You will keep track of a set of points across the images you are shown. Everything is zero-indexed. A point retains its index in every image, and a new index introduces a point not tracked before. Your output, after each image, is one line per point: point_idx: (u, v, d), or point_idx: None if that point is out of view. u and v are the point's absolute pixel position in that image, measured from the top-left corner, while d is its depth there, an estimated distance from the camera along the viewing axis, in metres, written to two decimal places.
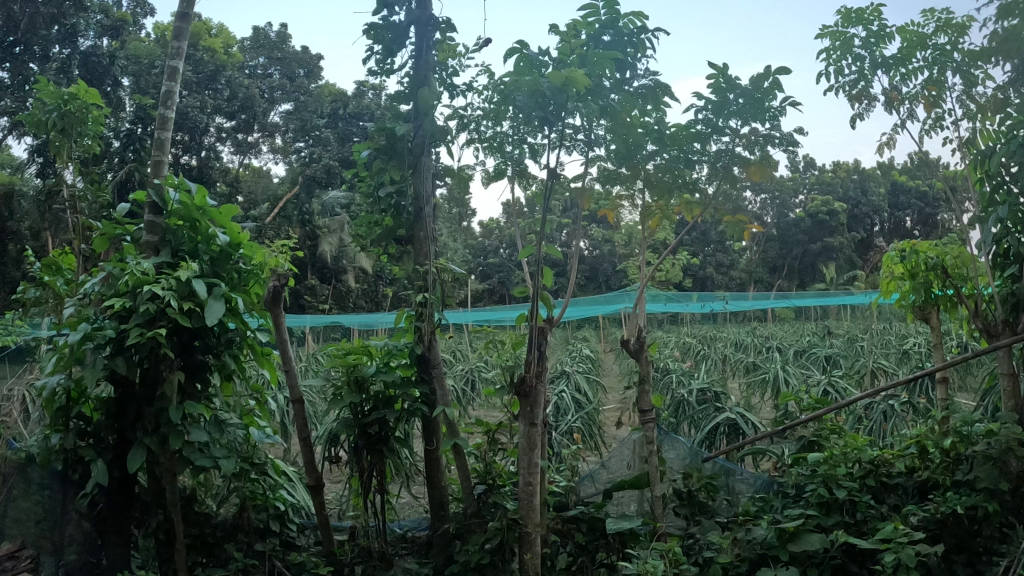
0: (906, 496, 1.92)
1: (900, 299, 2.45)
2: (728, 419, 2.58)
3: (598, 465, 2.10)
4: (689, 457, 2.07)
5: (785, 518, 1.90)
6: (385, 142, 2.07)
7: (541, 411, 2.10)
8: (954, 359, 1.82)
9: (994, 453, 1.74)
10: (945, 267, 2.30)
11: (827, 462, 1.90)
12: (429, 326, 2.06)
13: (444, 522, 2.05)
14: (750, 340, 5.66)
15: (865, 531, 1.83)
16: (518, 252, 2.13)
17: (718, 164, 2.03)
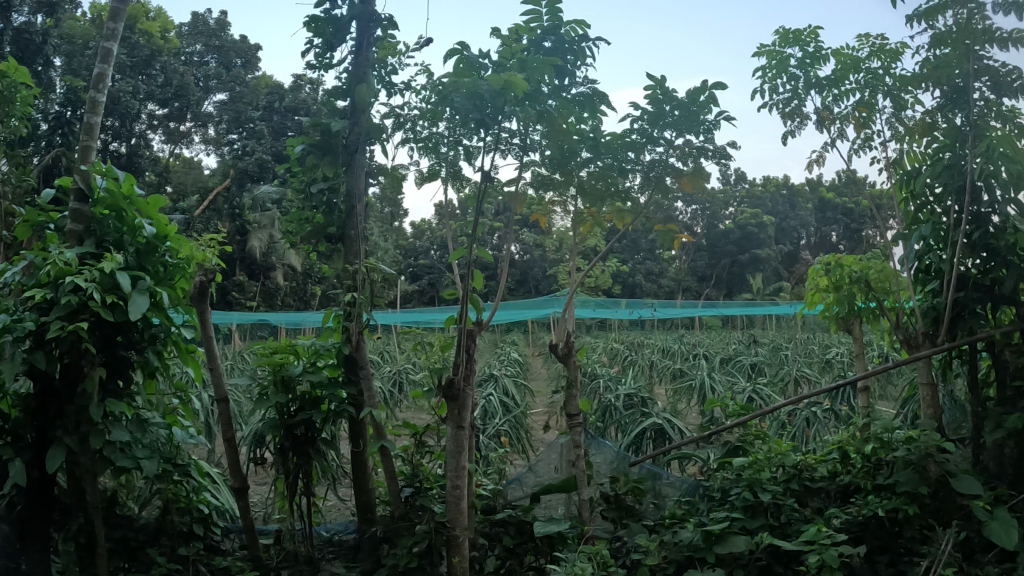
0: (827, 499, 2.00)
1: (824, 311, 2.60)
2: (655, 425, 2.60)
3: (525, 468, 2.12)
4: (616, 461, 2.10)
5: (711, 521, 1.95)
6: (320, 137, 2.04)
7: (469, 414, 2.08)
8: (876, 369, 1.90)
9: (913, 459, 1.83)
10: (869, 282, 2.43)
11: (752, 466, 1.97)
12: (357, 325, 2.02)
13: (371, 526, 2.02)
14: (677, 348, 5.82)
15: (789, 533, 1.90)
16: (449, 253, 2.12)
17: (652, 173, 2.07)
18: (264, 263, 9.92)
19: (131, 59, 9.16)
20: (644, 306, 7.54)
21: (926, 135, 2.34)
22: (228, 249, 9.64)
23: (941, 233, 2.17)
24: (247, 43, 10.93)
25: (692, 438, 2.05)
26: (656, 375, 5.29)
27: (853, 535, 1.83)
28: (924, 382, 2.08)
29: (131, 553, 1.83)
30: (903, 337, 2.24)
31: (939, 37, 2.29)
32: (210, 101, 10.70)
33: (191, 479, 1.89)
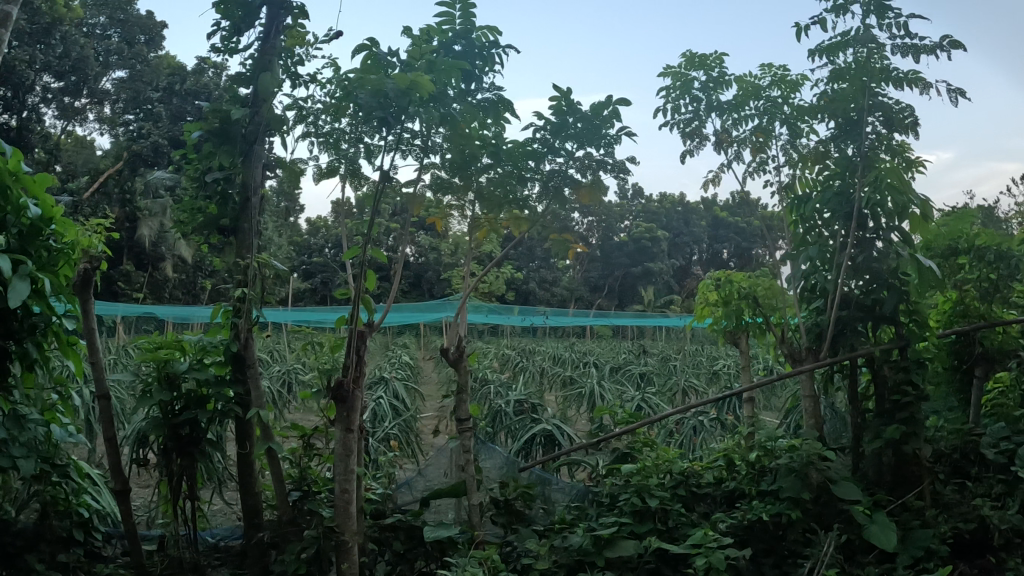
0: (714, 503, 2.10)
1: (713, 324, 2.88)
2: (544, 430, 2.71)
3: (416, 472, 2.11)
4: (505, 466, 2.13)
5: (600, 525, 2.00)
6: (218, 125, 1.94)
7: (358, 417, 2.04)
8: (760, 381, 2.01)
9: (795, 465, 1.94)
10: (757, 297, 2.69)
11: (640, 472, 2.04)
12: (246, 322, 1.92)
13: (256, 531, 1.97)
14: (569, 356, 5.95)
15: (676, 536, 1.98)
16: (344, 253, 2.07)
17: (550, 183, 2.11)
18: (154, 254, 9.83)
19: (30, 29, 8.85)
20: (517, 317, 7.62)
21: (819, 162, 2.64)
22: (118, 237, 9.50)
23: (825, 257, 2.53)
24: (154, 20, 10.35)
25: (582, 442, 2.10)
26: (544, 383, 5.34)
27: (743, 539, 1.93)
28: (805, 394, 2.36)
29: (7, 558, 1.82)
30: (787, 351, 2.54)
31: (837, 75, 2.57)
32: (109, 78, 9.99)
33: (70, 481, 1.90)
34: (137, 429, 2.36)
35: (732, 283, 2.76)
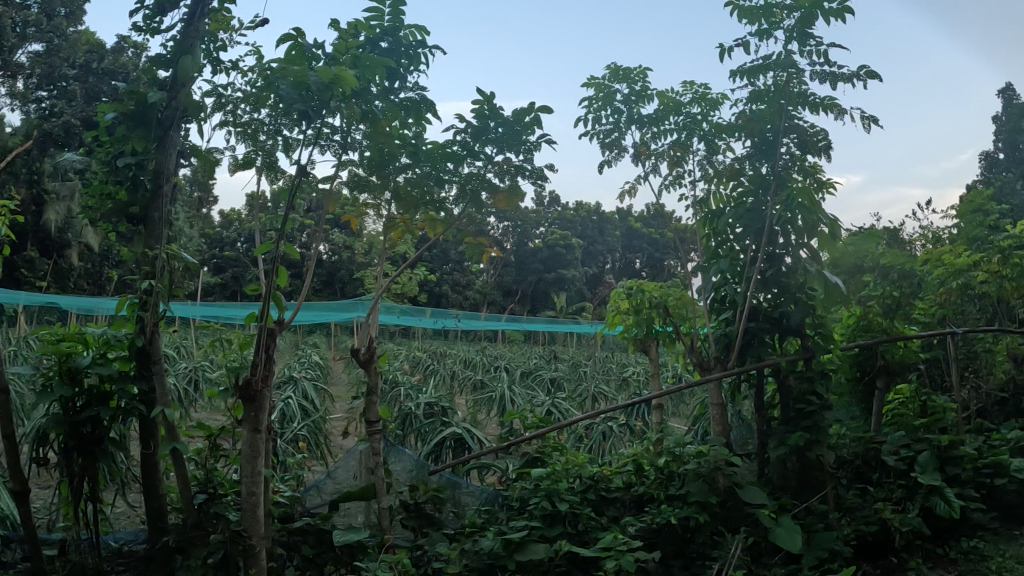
0: (624, 505, 2.57)
1: (622, 330, 3.67)
2: (454, 433, 3.13)
3: (324, 476, 2.39)
4: (413, 469, 2.34)
5: (509, 530, 2.11)
6: (133, 109, 2.19)
7: (266, 416, 1.99)
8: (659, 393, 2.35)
9: (702, 472, 2.40)
10: (668, 306, 3.50)
11: (547, 477, 2.25)
12: (154, 318, 2.10)
13: (162, 535, 2.21)
14: (477, 359, 6.40)
15: (584, 538, 2.19)
16: (255, 248, 2.00)
17: (468, 186, 2.11)
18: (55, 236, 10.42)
19: None
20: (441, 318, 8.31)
21: (734, 177, 3.28)
22: (23, 219, 10.50)
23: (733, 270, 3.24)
24: None
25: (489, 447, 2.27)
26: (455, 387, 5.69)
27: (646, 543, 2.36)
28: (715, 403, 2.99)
29: None
30: (698, 361, 3.25)
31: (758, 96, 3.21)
32: (22, 50, 9.75)
33: None
34: (33, 427, 2.45)
35: (644, 293, 3.56)
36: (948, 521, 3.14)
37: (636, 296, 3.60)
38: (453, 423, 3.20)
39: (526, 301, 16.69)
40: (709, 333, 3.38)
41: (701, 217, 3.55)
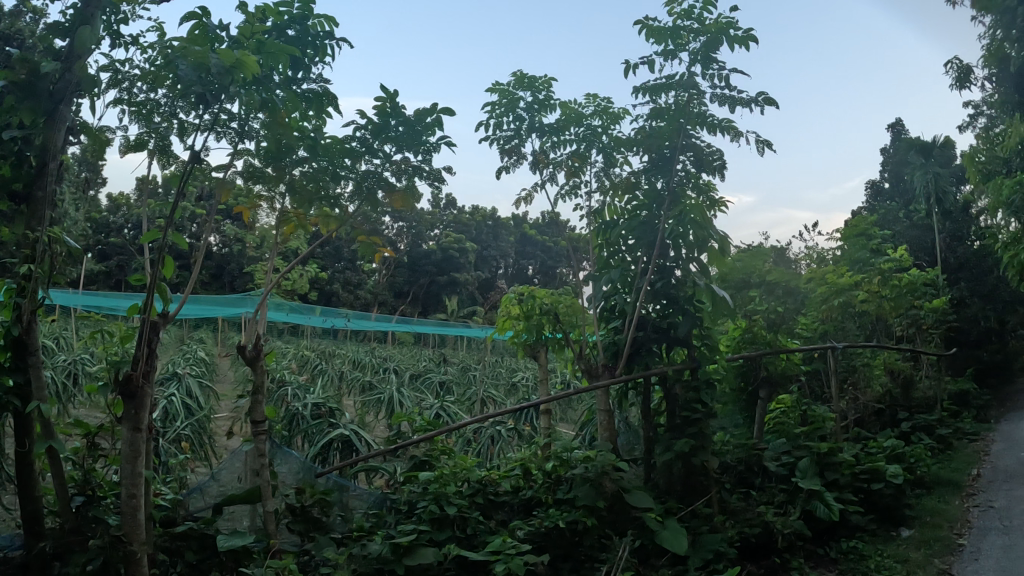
0: (517, 507, 3.52)
1: (514, 335, 4.69)
2: (340, 435, 3.97)
3: (212, 478, 2.98)
4: (298, 470, 3.03)
5: (394, 533, 2.80)
6: (24, 82, 2.58)
7: (145, 413, 2.22)
8: (549, 401, 3.16)
9: (592, 478, 3.39)
10: (559, 314, 4.50)
11: (435, 483, 3.08)
12: (32, 304, 2.50)
13: (38, 541, 2.68)
14: (365, 361, 7.83)
15: (467, 540, 3.03)
16: (138, 227, 1.91)
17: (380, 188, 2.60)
18: None
19: None
20: (336, 315, 9.69)
21: (634, 190, 4.38)
22: None
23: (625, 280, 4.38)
24: None
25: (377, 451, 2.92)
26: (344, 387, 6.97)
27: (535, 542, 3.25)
28: (606, 412, 4.12)
29: None
30: (593, 366, 4.24)
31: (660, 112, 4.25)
32: None
33: None
34: None
35: (534, 298, 4.52)
36: (828, 524, 4.33)
37: (528, 301, 4.54)
38: (339, 424, 4.08)
39: (417, 302, 18.81)
40: (597, 339, 4.42)
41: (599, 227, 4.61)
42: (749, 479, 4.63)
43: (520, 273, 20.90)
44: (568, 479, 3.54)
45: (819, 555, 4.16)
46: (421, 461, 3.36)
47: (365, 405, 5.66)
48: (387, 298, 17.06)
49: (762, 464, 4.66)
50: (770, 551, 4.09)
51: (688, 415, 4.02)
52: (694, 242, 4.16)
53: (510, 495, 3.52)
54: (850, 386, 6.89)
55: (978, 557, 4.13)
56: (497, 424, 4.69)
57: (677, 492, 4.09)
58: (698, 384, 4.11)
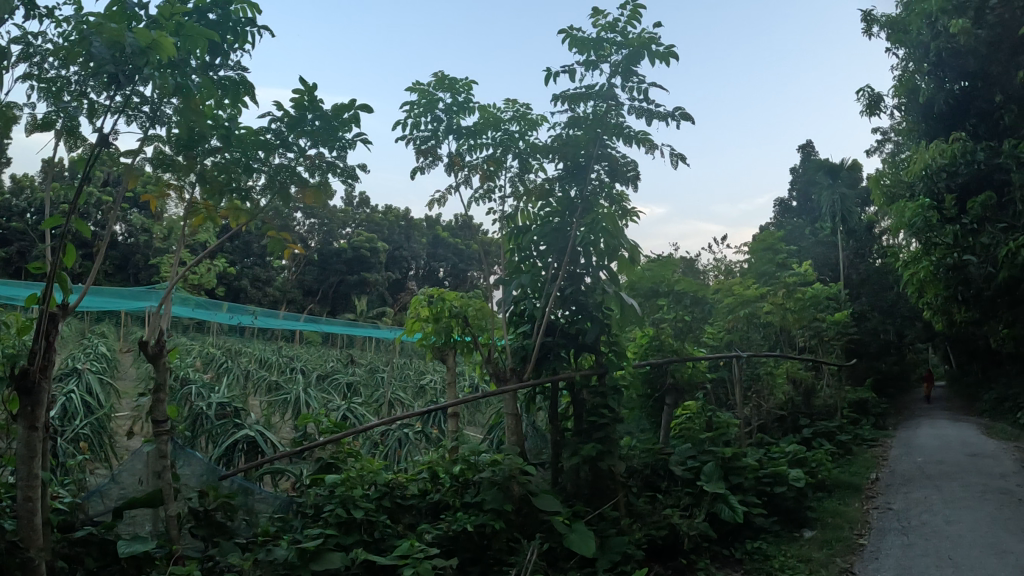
0: (424, 512, 3.93)
1: (425, 341, 5.16)
2: (245, 437, 4.51)
3: (112, 484, 3.30)
4: (203, 475, 3.47)
5: (306, 534, 3.17)
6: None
7: (40, 413, 2.62)
8: (469, 400, 3.64)
9: (500, 480, 3.86)
10: (469, 318, 4.98)
11: (343, 485, 3.53)
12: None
13: None
14: (270, 362, 8.46)
15: (380, 544, 3.41)
16: (45, 219, 2.07)
17: (276, 178, 3.09)
18: None
19: None
20: (240, 312, 9.68)
21: (543, 198, 4.86)
22: None
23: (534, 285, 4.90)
24: None
25: (283, 453, 3.39)
26: (253, 387, 7.52)
27: (444, 547, 3.67)
28: (511, 415, 4.67)
29: None
30: (499, 372, 4.75)
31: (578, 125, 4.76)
32: None
33: None
34: None
35: (444, 300, 5.01)
36: (735, 528, 5.05)
37: (437, 303, 5.04)
38: (244, 426, 4.65)
39: (326, 302, 22.42)
40: (504, 349, 4.90)
41: (509, 234, 5.05)
42: (655, 482, 5.21)
43: (433, 274, 25.25)
44: (474, 483, 4.07)
45: (725, 556, 4.80)
46: (330, 464, 3.78)
47: (273, 406, 6.51)
48: (296, 296, 19.81)
49: (668, 468, 5.31)
50: (676, 553, 4.59)
51: (596, 420, 4.64)
52: (605, 248, 4.69)
53: (416, 499, 3.91)
54: (755, 393, 8.14)
55: (877, 557, 4.94)
56: (403, 428, 5.40)
57: (584, 496, 4.63)
58: (605, 390, 4.73)
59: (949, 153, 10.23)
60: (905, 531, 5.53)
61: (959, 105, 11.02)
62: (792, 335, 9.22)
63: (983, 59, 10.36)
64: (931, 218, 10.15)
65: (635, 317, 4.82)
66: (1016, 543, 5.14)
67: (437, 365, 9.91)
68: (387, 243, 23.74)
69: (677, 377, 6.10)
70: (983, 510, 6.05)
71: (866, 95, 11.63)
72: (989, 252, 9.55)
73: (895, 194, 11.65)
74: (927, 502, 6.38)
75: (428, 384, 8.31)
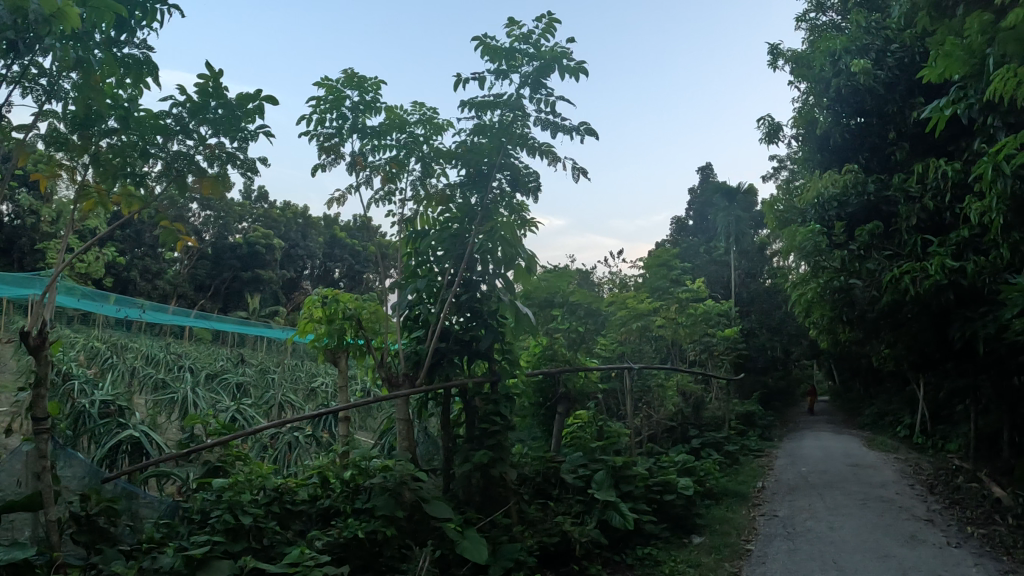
0: (313, 517, 4.14)
1: (315, 339, 5.24)
2: (130, 439, 4.59)
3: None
4: (84, 477, 3.65)
5: (192, 544, 3.42)
6: None
7: None
8: (365, 399, 4.02)
9: (390, 487, 4.10)
10: (360, 318, 5.14)
11: (231, 488, 3.76)
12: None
13: None
14: (159, 357, 8.38)
15: (266, 554, 3.65)
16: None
17: (174, 165, 3.46)
18: None
19: None
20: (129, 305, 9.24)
21: (443, 205, 5.24)
22: None
23: (429, 289, 5.20)
24: None
25: (172, 454, 3.56)
26: (137, 384, 7.33)
27: (335, 554, 3.84)
28: (403, 418, 4.93)
29: None
30: (393, 376, 5.01)
31: (482, 133, 5.16)
32: None
33: None
34: None
35: (338, 302, 5.15)
36: (622, 534, 5.56)
37: (331, 303, 5.17)
38: (129, 426, 4.69)
39: (219, 297, 22.76)
40: (401, 350, 5.19)
41: (405, 237, 5.37)
42: (546, 490, 5.65)
43: (327, 275, 26.50)
44: (365, 488, 4.29)
45: (615, 562, 5.31)
46: (217, 468, 4.14)
47: (158, 404, 6.39)
48: (187, 289, 20.47)
49: (559, 476, 5.76)
50: (567, 559, 5.06)
51: (487, 428, 4.95)
52: (502, 258, 5.06)
53: (307, 504, 4.13)
54: (644, 403, 9.06)
55: (765, 562, 5.58)
56: (292, 432, 5.61)
57: (475, 503, 4.94)
58: (497, 398, 5.06)
59: (840, 183, 9.65)
60: (789, 536, 6.27)
61: (855, 140, 10.26)
62: (686, 344, 10.82)
63: (881, 97, 9.56)
64: (821, 242, 9.55)
65: (528, 327, 5.17)
66: (895, 547, 5.82)
67: (328, 368, 10.18)
68: (284, 241, 25.13)
69: (569, 386, 6.98)
70: (865, 517, 6.79)
71: (765, 122, 12.15)
72: (875, 277, 8.60)
73: (788, 219, 11.22)
74: (812, 510, 7.19)
75: (316, 386, 8.52)
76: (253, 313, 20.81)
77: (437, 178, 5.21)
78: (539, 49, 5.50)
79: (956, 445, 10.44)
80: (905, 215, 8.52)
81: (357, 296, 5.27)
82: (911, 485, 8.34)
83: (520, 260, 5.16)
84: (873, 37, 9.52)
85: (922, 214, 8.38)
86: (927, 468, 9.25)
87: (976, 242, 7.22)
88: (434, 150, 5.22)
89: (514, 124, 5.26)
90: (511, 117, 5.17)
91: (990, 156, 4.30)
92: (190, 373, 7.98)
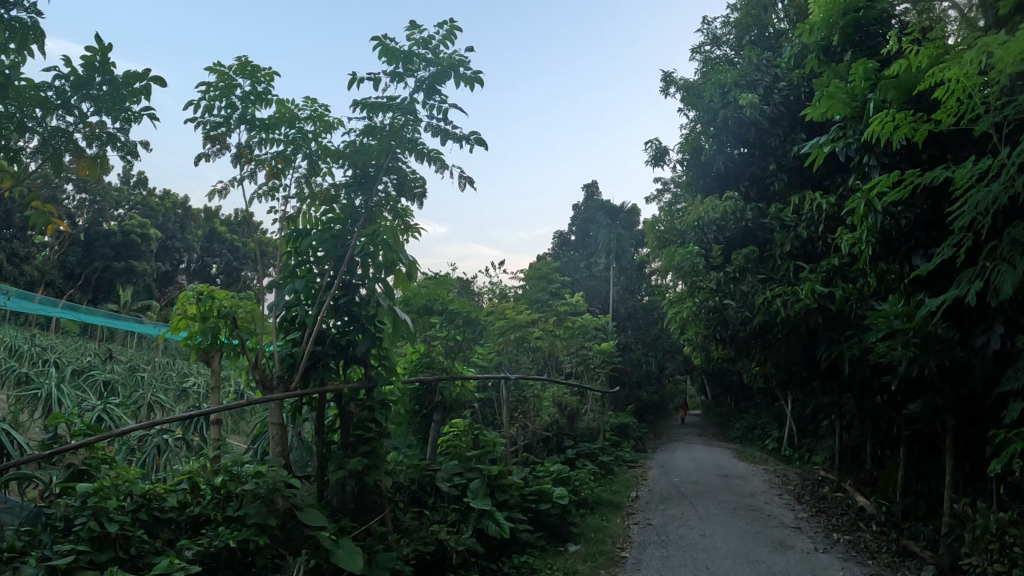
0: (183, 526, 4.10)
1: (192, 336, 5.09)
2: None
3: None
4: None
5: (54, 554, 3.40)
6: None
7: None
8: (247, 399, 3.75)
9: (261, 494, 4.15)
10: (234, 318, 5.06)
11: (96, 495, 3.71)
12: None
13: None
14: (23, 347, 7.66)
15: (134, 565, 3.63)
16: None
17: (49, 142, 3.06)
18: None
19: None
20: None
21: (326, 205, 5.27)
22: None
23: (308, 293, 5.16)
24: None
25: (35, 456, 3.10)
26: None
27: (205, 563, 3.85)
28: (277, 422, 4.90)
29: None
30: (272, 380, 4.93)
31: (372, 136, 5.25)
32: None
33: None
34: None
35: (215, 299, 5.04)
36: (494, 544, 6.10)
37: (207, 300, 5.04)
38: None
39: (88, 288, 21.12)
40: (278, 354, 5.11)
41: (286, 237, 5.32)
42: (422, 498, 6.07)
43: (203, 270, 25.42)
44: (236, 496, 4.29)
45: (490, 569, 5.88)
46: (82, 471, 4.00)
47: (19, 401, 6.19)
48: (56, 277, 18.73)
49: (434, 484, 6.22)
50: (443, 567, 5.50)
51: (362, 435, 5.05)
52: (382, 262, 5.16)
53: (176, 512, 4.09)
54: (517, 413, 9.73)
55: (638, 568, 6.19)
56: (161, 435, 5.69)
57: (349, 511, 5.05)
58: (372, 404, 5.16)
59: (720, 209, 10.34)
60: (662, 544, 6.88)
61: (733, 170, 11.34)
62: (560, 356, 11.99)
63: (765, 130, 10.59)
64: (698, 263, 10.12)
65: (405, 333, 5.30)
66: (762, 553, 6.48)
67: (202, 369, 9.74)
68: (160, 231, 23.35)
69: (445, 395, 7.25)
70: (731, 525, 7.50)
71: (653, 145, 12.98)
72: (747, 298, 9.20)
73: (668, 238, 11.53)
74: (682, 518, 7.86)
75: (190, 385, 8.31)
76: (127, 306, 19.71)
77: (315, 177, 5.30)
78: (438, 56, 5.61)
79: (820, 456, 11.40)
80: (779, 241, 9.35)
81: (232, 295, 5.19)
82: (774, 495, 9.24)
83: (401, 266, 5.33)
84: (761, 74, 10.72)
85: (796, 242, 9.26)
86: (796, 479, 10.28)
87: (845, 271, 7.93)
88: (321, 149, 5.27)
89: (405, 127, 5.33)
90: (402, 121, 5.28)
91: (860, 189, 5.41)
92: (55, 368, 7.49)
